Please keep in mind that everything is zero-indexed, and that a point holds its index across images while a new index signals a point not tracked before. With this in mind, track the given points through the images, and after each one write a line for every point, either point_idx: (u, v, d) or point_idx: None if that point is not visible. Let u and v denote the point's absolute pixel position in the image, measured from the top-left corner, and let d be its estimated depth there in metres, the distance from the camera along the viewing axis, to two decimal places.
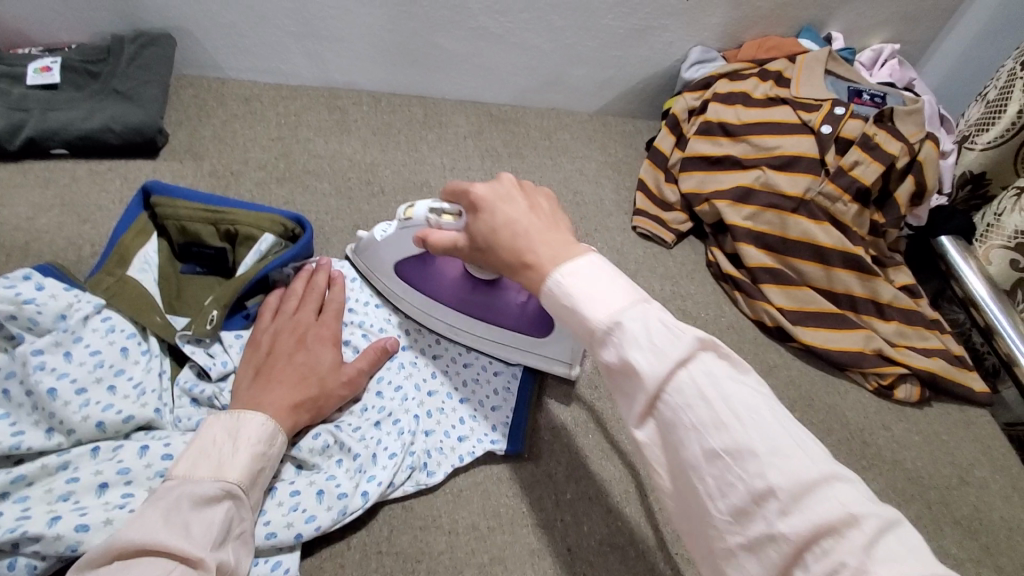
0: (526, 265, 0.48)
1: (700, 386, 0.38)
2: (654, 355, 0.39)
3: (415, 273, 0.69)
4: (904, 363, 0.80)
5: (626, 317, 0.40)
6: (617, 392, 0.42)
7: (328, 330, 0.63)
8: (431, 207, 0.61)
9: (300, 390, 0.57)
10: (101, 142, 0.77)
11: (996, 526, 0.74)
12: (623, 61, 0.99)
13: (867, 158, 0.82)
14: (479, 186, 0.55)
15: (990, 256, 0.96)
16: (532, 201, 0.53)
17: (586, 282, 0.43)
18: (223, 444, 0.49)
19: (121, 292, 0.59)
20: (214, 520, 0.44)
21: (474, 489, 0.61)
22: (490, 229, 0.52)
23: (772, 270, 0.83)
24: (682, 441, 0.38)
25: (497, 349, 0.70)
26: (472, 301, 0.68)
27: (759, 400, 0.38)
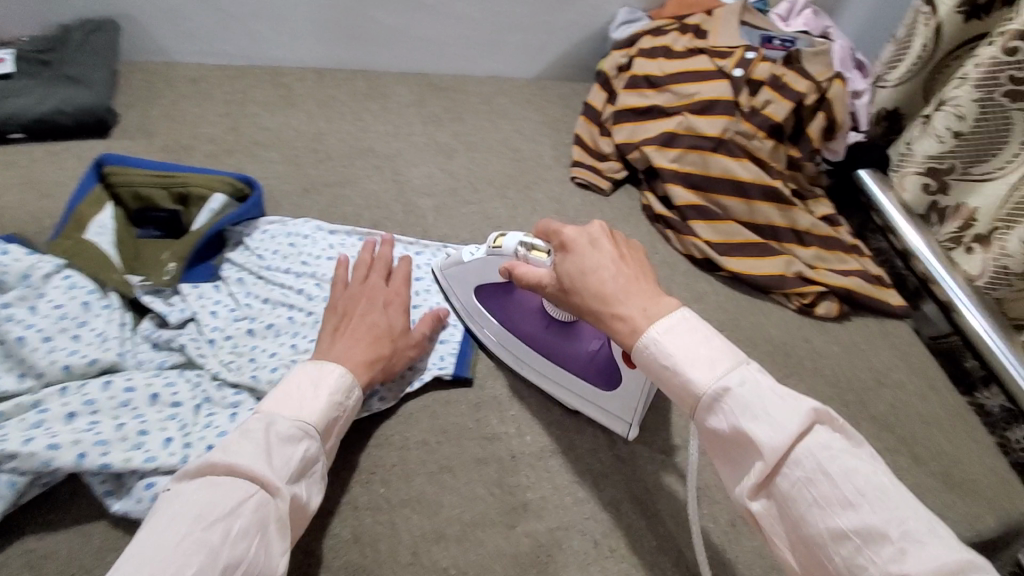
0: (616, 316, 0.52)
1: (823, 463, 0.43)
2: (770, 427, 0.44)
3: (497, 301, 0.71)
4: (821, 282, 0.87)
5: (732, 382, 0.46)
6: (732, 463, 0.48)
7: (395, 292, 0.69)
8: (522, 241, 0.64)
9: (374, 349, 0.62)
10: (54, 124, 0.81)
11: (911, 419, 0.80)
12: (554, 26, 1.05)
13: (777, 96, 0.90)
14: (569, 229, 0.58)
15: (906, 185, 1.01)
16: (621, 250, 0.57)
17: (680, 341, 0.49)
18: (306, 390, 0.54)
19: (78, 254, 0.64)
20: (292, 457, 0.49)
21: (423, 410, 0.67)
22: (579, 271, 0.56)
23: (698, 207, 0.90)
24: (805, 518, 0.43)
25: (559, 392, 0.69)
26: (545, 338, 0.69)
27: (879, 479, 0.42)
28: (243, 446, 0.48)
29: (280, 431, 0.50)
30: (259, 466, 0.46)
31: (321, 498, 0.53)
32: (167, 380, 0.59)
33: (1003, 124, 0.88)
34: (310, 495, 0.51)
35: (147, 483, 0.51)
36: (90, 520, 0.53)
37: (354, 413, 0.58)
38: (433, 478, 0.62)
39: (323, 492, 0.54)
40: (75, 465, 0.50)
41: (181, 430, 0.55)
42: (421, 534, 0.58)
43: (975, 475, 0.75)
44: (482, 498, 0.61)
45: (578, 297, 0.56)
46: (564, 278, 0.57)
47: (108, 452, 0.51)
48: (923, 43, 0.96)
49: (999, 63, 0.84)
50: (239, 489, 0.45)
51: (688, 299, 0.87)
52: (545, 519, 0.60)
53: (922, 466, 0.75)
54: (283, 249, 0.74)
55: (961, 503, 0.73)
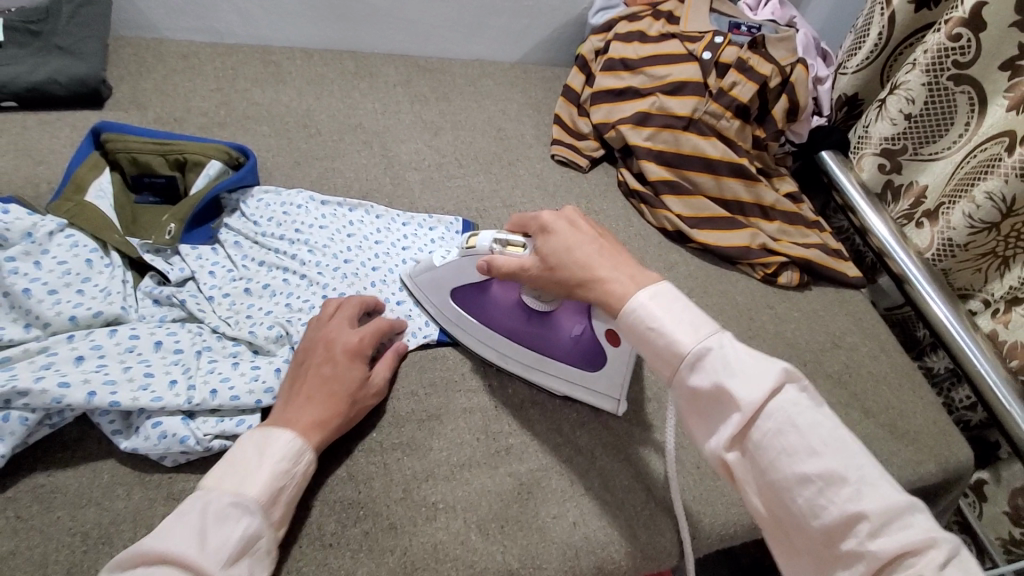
0: (598, 280, 0.56)
1: (793, 415, 0.45)
2: (746, 381, 0.47)
3: (473, 300, 0.71)
4: (783, 252, 0.93)
5: (712, 342, 0.49)
6: (704, 413, 0.49)
7: (356, 340, 0.62)
8: (495, 238, 0.66)
9: (330, 407, 0.57)
10: (48, 94, 0.82)
11: (862, 377, 0.86)
12: (536, 11, 1.10)
13: (742, 78, 0.94)
14: (547, 212, 0.63)
15: (864, 165, 1.09)
16: (597, 230, 0.62)
17: (667, 307, 0.52)
18: (250, 458, 0.50)
19: (80, 214, 0.66)
20: (230, 536, 0.45)
21: (412, 366, 0.71)
22: (563, 248, 0.60)
23: (670, 182, 0.95)
24: (772, 465, 0.45)
25: (548, 381, 0.70)
26: (526, 331, 0.70)
27: (842, 432, 0.45)
28: (175, 531, 0.44)
29: (215, 509, 0.46)
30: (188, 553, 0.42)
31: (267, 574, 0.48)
32: (170, 331, 0.62)
33: (948, 106, 0.94)
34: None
35: (153, 422, 0.55)
36: (99, 459, 0.56)
37: (307, 482, 0.53)
38: (422, 425, 0.66)
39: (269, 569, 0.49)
40: (85, 403, 0.53)
41: (185, 374, 0.58)
42: (412, 475, 0.62)
43: (918, 426, 0.83)
44: (468, 442, 0.66)
45: (562, 271, 0.59)
46: (547, 255, 0.61)
47: (116, 392, 0.55)
48: (879, 31, 1.03)
49: (943, 49, 0.91)
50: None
51: (659, 269, 0.92)
52: (526, 461, 0.65)
53: (870, 417, 0.82)
54: (277, 216, 0.77)
55: (903, 450, 0.80)
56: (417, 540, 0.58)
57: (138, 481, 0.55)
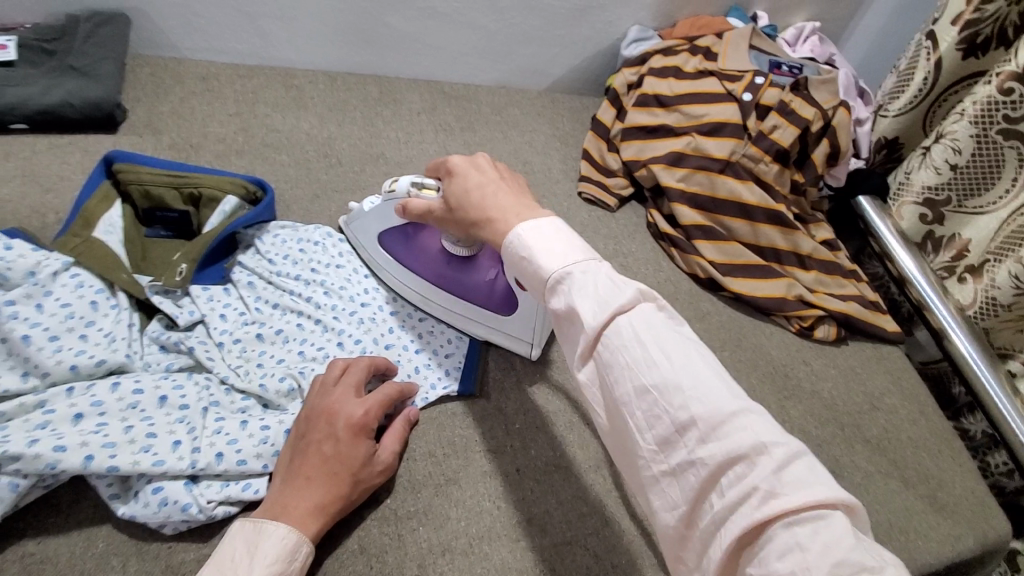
0: (491, 220, 0.55)
1: (637, 330, 0.43)
2: (597, 300, 0.45)
3: (399, 245, 0.74)
4: (821, 306, 0.89)
5: (576, 269, 0.47)
6: (565, 338, 0.48)
7: (361, 414, 0.56)
8: (413, 181, 0.67)
9: (330, 489, 0.52)
10: (60, 116, 0.79)
11: (903, 444, 0.81)
12: (567, 40, 1.06)
13: (784, 122, 0.90)
14: (457, 158, 0.62)
15: (903, 213, 1.04)
16: (503, 174, 0.60)
17: (544, 238, 0.50)
18: (240, 560, 0.46)
19: (87, 252, 0.63)
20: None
21: (430, 423, 0.66)
22: (463, 190, 0.59)
23: (703, 227, 0.90)
24: (616, 381, 0.43)
25: (465, 323, 0.74)
26: (446, 275, 0.73)
27: (690, 350, 0.43)
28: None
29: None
30: None
31: None
32: (176, 382, 0.58)
33: (995, 160, 0.90)
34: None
35: (154, 488, 0.51)
36: (93, 525, 0.52)
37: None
38: (439, 490, 0.62)
39: None
40: (82, 468, 0.49)
41: (190, 434, 0.54)
42: (427, 548, 0.58)
43: (963, 501, 0.77)
44: (487, 510, 0.61)
45: (458, 211, 0.59)
46: (450, 198, 0.60)
47: (115, 455, 0.51)
48: (924, 76, 0.98)
49: (994, 101, 0.86)
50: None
51: (689, 319, 0.88)
52: (549, 535, 0.61)
53: (911, 490, 0.77)
54: (294, 254, 0.73)
55: (946, 526, 0.75)
56: None
57: (134, 551, 0.51)
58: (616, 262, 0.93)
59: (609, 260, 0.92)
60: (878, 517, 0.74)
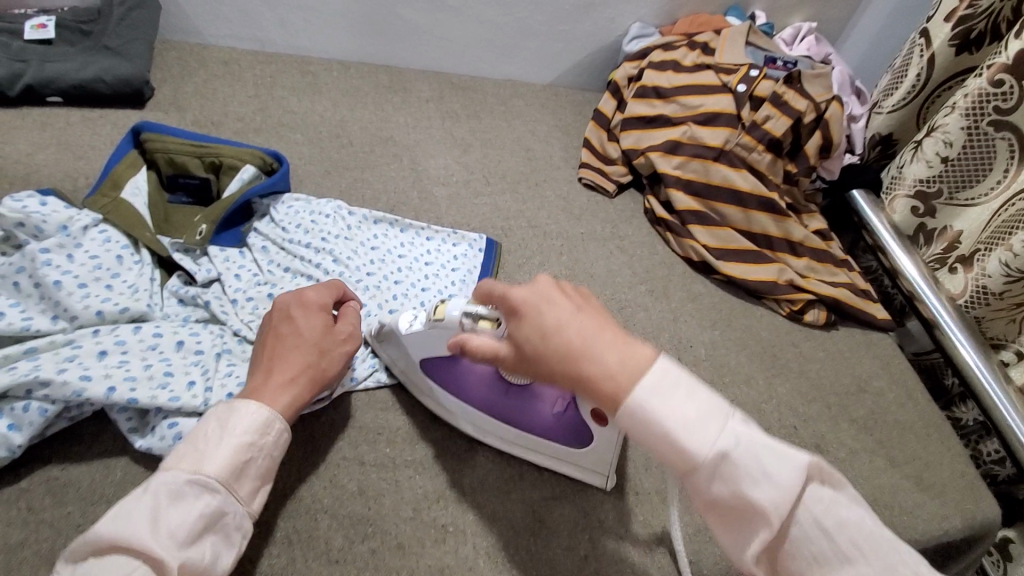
0: (596, 377, 0.47)
1: (819, 518, 0.44)
2: (770, 488, 0.43)
3: (445, 373, 0.64)
4: (811, 290, 0.91)
5: (728, 442, 0.44)
6: (727, 524, 0.46)
7: (315, 301, 0.62)
8: (465, 309, 0.58)
9: (295, 363, 0.57)
10: (93, 91, 0.85)
11: (888, 424, 0.84)
12: (570, 35, 1.10)
13: (776, 112, 0.94)
14: (517, 290, 0.53)
15: (896, 206, 1.06)
16: (578, 303, 0.52)
17: (676, 408, 0.45)
18: (210, 435, 0.50)
19: (115, 210, 0.67)
20: (187, 517, 0.45)
21: None
22: (540, 333, 0.50)
23: (697, 213, 0.94)
24: (805, 570, 0.44)
25: (532, 455, 0.64)
26: (505, 406, 0.62)
27: (868, 523, 0.44)
28: (130, 512, 0.44)
29: (172, 488, 0.46)
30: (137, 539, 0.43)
31: (234, 556, 0.48)
32: (193, 331, 0.62)
33: (987, 151, 0.92)
34: (219, 554, 0.47)
35: (170, 422, 0.55)
36: (113, 455, 0.56)
37: (283, 449, 0.53)
38: (436, 443, 0.65)
39: (240, 548, 0.49)
40: (104, 398, 0.53)
41: (204, 375, 0.58)
42: (422, 494, 0.61)
43: (946, 480, 0.79)
44: (481, 463, 0.65)
45: (542, 355, 0.50)
46: (521, 342, 0.51)
47: (135, 389, 0.54)
48: (917, 73, 1.02)
49: (985, 94, 0.89)
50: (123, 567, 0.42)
51: (681, 299, 0.91)
52: (539, 488, 0.64)
53: (895, 467, 0.79)
54: (305, 224, 0.77)
55: (929, 503, 0.77)
56: (424, 561, 0.57)
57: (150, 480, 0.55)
58: (613, 244, 0.96)
59: (606, 242, 0.96)
60: (862, 491, 0.76)
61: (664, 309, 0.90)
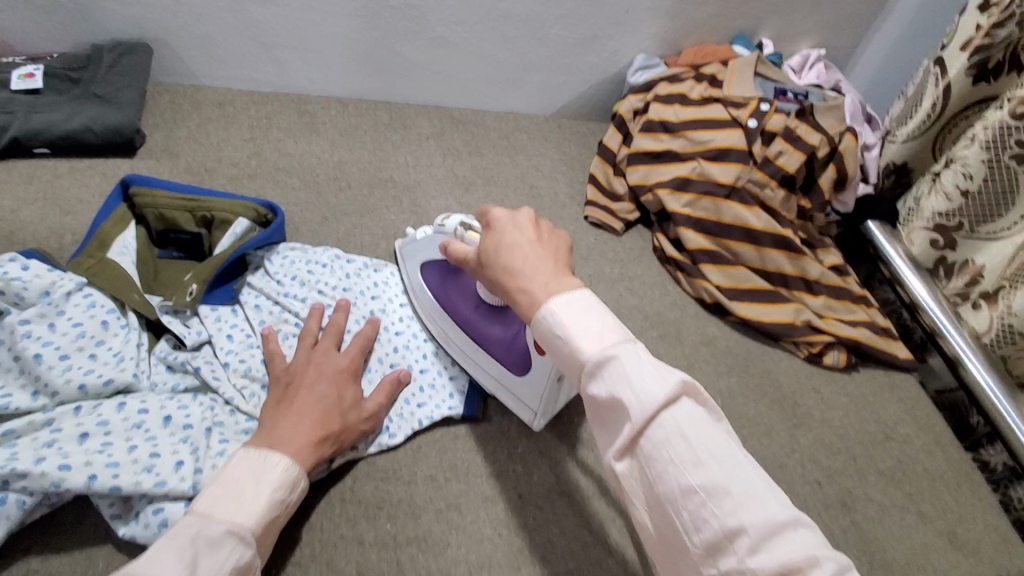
0: (520, 289, 0.52)
1: (681, 425, 0.42)
2: (639, 390, 0.43)
3: (437, 277, 0.73)
4: (830, 332, 0.87)
5: (617, 351, 0.45)
6: (603, 426, 0.46)
7: (347, 362, 0.64)
8: (462, 222, 0.68)
9: (323, 424, 0.57)
10: (81, 141, 0.82)
11: (918, 476, 0.79)
12: (573, 68, 1.08)
13: (789, 147, 0.91)
14: (498, 211, 0.59)
15: (913, 239, 1.03)
16: (542, 234, 0.57)
17: (576, 315, 0.48)
18: (245, 485, 0.48)
19: (102, 272, 0.64)
20: (223, 566, 0.43)
21: (432, 445, 0.66)
22: (494, 247, 0.56)
23: (709, 252, 0.91)
24: (660, 476, 0.42)
25: (475, 369, 0.70)
26: (471, 317, 0.70)
27: (732, 447, 0.42)
28: (167, 553, 0.41)
29: (210, 535, 0.44)
30: None
31: None
32: (181, 403, 0.59)
33: (1011, 184, 0.89)
34: None
35: (155, 508, 0.51)
36: (96, 545, 0.52)
37: (296, 507, 0.52)
38: (440, 516, 0.61)
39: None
40: (84, 487, 0.49)
41: (193, 454, 0.55)
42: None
43: (982, 537, 0.75)
44: (489, 537, 0.61)
45: (488, 273, 0.57)
46: (479, 253, 0.58)
47: (118, 475, 0.51)
48: (932, 101, 0.99)
49: (1007, 126, 0.85)
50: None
51: (694, 344, 0.87)
52: (552, 563, 0.60)
53: (927, 524, 0.74)
54: (301, 275, 0.74)
55: (963, 563, 0.72)
56: None
57: None
58: (621, 285, 0.93)
59: (614, 283, 0.92)
60: (892, 552, 0.72)
61: (677, 355, 0.86)
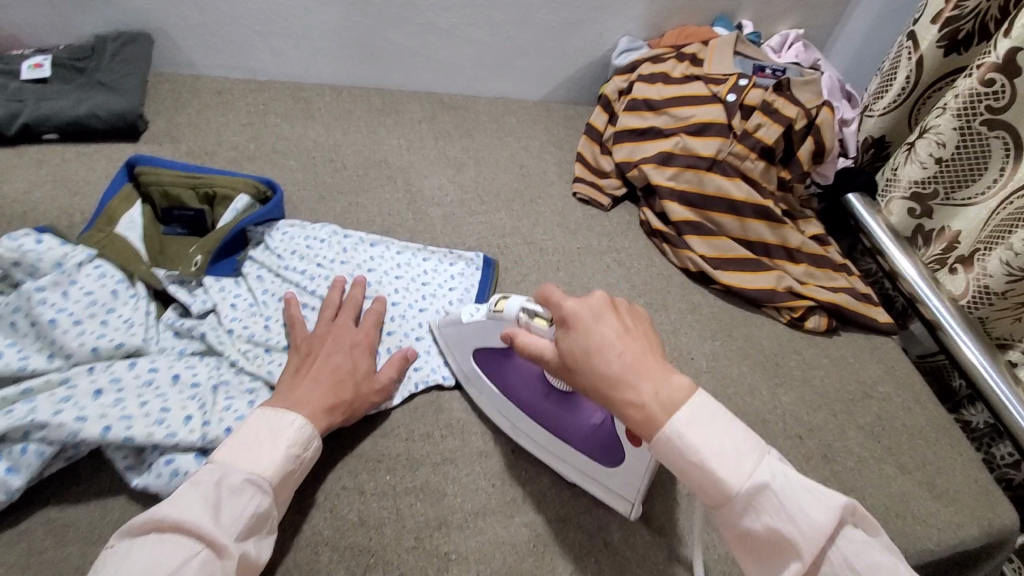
0: (628, 402, 0.51)
1: (850, 556, 0.46)
2: (802, 522, 0.46)
3: (495, 367, 0.68)
4: (811, 297, 0.90)
5: (763, 478, 0.48)
6: (756, 551, 0.49)
7: (362, 337, 0.68)
8: (524, 306, 0.62)
9: (335, 394, 0.61)
10: (88, 127, 0.85)
11: (897, 430, 0.82)
12: (559, 52, 1.11)
13: (767, 120, 0.94)
14: (571, 303, 0.56)
15: (892, 208, 1.06)
16: (623, 323, 0.55)
17: (710, 439, 0.49)
18: (264, 440, 0.53)
19: (111, 245, 0.68)
20: (243, 511, 0.49)
21: (428, 405, 0.70)
22: (582, 350, 0.53)
23: (693, 223, 0.94)
24: None
25: (558, 465, 0.65)
26: (545, 409, 0.65)
27: (890, 562, 0.46)
28: (192, 499, 0.47)
29: (231, 483, 0.49)
30: (205, 524, 0.46)
31: (271, 549, 0.52)
32: (188, 363, 0.62)
33: (982, 150, 0.92)
34: (261, 549, 0.50)
35: (166, 459, 0.55)
36: (111, 494, 0.56)
37: (310, 465, 0.57)
38: (436, 469, 0.65)
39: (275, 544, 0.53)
40: (99, 437, 0.53)
41: (201, 410, 0.58)
42: (424, 522, 0.60)
43: (962, 486, 0.77)
44: (483, 487, 0.64)
45: (578, 376, 0.54)
46: (564, 355, 0.55)
47: (131, 427, 0.54)
48: (906, 75, 1.02)
49: (976, 93, 0.89)
50: (186, 548, 0.44)
51: (681, 310, 0.90)
52: (543, 510, 0.63)
53: (907, 475, 0.77)
54: (301, 250, 0.77)
55: (943, 512, 0.75)
56: None
57: None
58: (609, 257, 0.96)
59: (602, 255, 0.96)
60: (871, 500, 0.74)
61: (663, 322, 0.89)
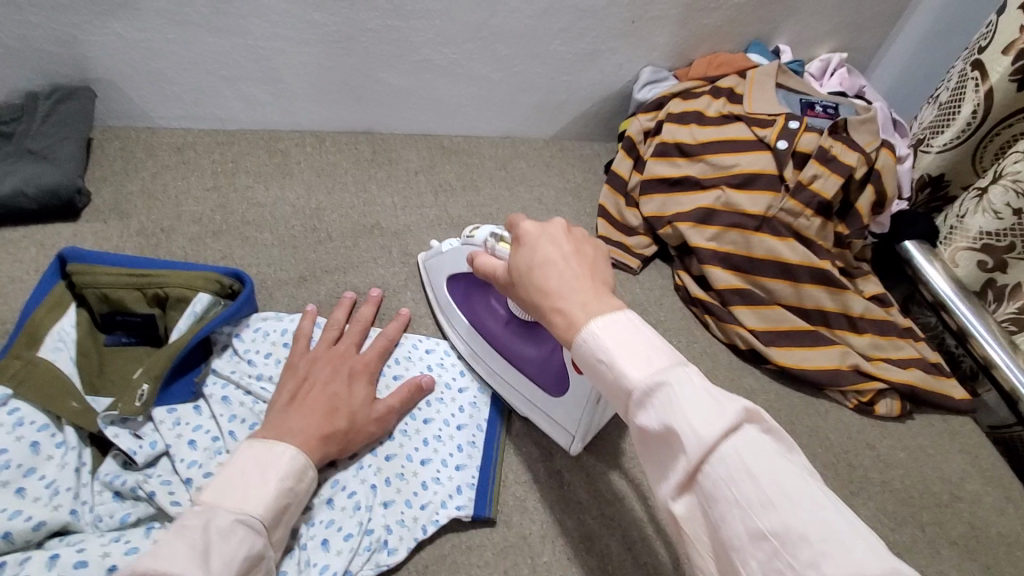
0: (553, 311, 0.44)
1: (747, 459, 0.33)
2: (697, 419, 0.34)
3: (465, 296, 0.71)
4: (882, 378, 0.77)
5: (667, 376, 0.37)
6: (650, 458, 0.38)
7: (364, 361, 0.64)
8: (492, 232, 0.61)
9: (328, 422, 0.56)
10: (14, 208, 0.72)
11: (995, 543, 0.70)
12: (574, 87, 0.97)
13: (825, 170, 0.80)
14: (526, 220, 0.50)
15: (957, 259, 0.93)
16: (578, 246, 0.48)
17: (619, 336, 0.40)
18: (251, 476, 0.47)
19: (30, 377, 0.53)
20: (237, 554, 0.42)
21: (439, 563, 0.59)
22: (526, 264, 0.47)
23: (740, 291, 0.80)
24: (721, 519, 0.34)
25: (511, 392, 0.69)
26: (504, 336, 0.68)
27: (809, 484, 0.33)
28: (179, 545, 0.39)
29: (221, 525, 0.43)
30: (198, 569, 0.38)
31: None
32: (129, 543, 0.49)
33: None
34: None
35: None
36: None
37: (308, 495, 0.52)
38: None
39: None
40: None
41: None
42: None
43: None
44: None
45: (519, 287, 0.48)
46: (509, 268, 0.49)
47: None
48: (972, 109, 0.89)
49: None
50: None
51: None
52: None
53: None
54: (277, 351, 0.64)
55: None
56: None
57: None
58: None
59: None
60: None
61: None
